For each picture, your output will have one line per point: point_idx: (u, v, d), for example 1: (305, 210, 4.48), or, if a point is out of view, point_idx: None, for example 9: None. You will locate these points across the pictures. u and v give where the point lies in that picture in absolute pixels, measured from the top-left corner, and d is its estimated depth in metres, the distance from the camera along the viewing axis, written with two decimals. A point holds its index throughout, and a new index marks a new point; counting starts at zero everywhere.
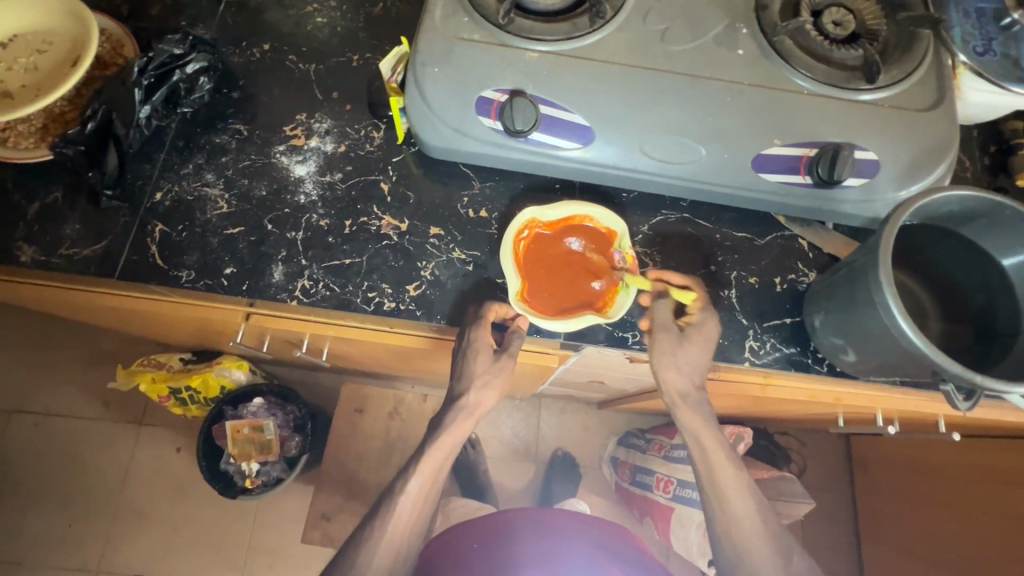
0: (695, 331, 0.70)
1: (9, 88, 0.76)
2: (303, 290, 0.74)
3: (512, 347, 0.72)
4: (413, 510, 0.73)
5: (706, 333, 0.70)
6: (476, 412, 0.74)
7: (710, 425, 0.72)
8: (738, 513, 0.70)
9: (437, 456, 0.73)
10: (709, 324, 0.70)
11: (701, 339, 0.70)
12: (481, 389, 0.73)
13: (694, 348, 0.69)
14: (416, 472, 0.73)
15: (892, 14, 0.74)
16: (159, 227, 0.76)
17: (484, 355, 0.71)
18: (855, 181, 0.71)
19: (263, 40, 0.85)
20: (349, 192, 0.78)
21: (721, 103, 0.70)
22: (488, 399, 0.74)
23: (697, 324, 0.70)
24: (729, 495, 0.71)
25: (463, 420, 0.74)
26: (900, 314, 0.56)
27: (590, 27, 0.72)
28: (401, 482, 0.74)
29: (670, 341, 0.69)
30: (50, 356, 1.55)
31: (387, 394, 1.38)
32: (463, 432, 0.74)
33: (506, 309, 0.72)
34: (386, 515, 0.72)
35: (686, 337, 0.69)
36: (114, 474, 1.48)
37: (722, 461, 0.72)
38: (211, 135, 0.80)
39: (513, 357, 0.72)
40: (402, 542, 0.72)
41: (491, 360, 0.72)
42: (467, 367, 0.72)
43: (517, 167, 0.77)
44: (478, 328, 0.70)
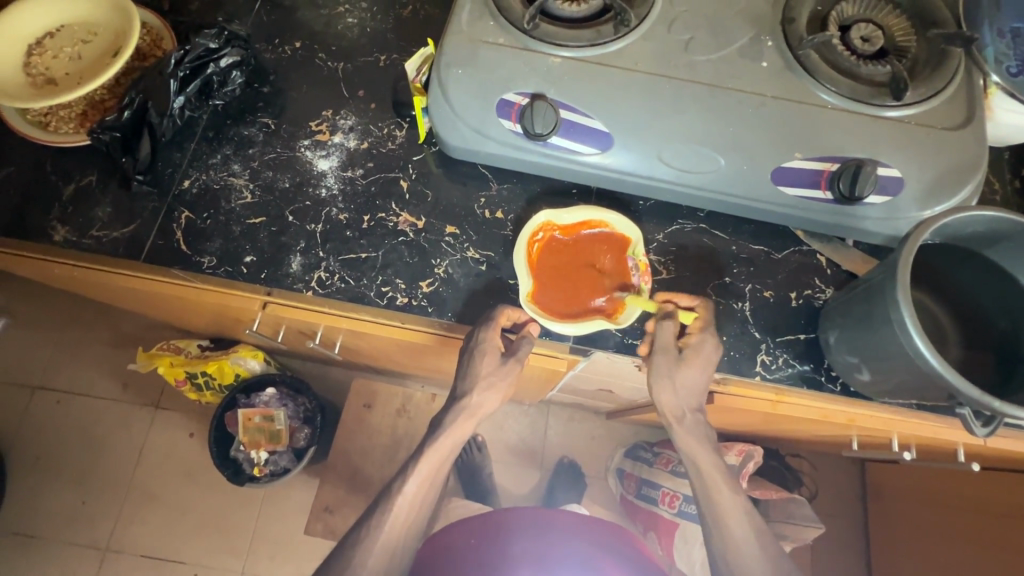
0: (694, 354, 0.68)
1: (54, 75, 0.79)
2: (319, 281, 0.76)
3: (519, 352, 0.72)
4: (410, 509, 0.73)
5: (706, 356, 0.68)
6: (478, 413, 0.75)
7: (710, 449, 0.70)
8: (737, 540, 0.68)
9: (438, 454, 0.74)
10: (709, 347, 0.68)
11: (699, 361, 0.68)
12: (484, 390, 0.73)
13: (694, 371, 0.68)
14: (416, 469, 0.74)
15: (923, 31, 0.73)
16: (185, 214, 0.78)
17: (491, 357, 0.71)
18: (878, 199, 0.70)
19: (294, 38, 0.88)
20: (369, 187, 0.80)
21: (744, 115, 0.70)
22: (490, 401, 0.75)
23: (696, 346, 0.68)
24: (728, 521, 0.69)
25: (464, 420, 0.75)
26: (917, 333, 0.55)
27: (615, 34, 0.72)
28: (400, 480, 0.74)
29: (666, 364, 0.68)
30: (75, 336, 1.60)
31: (396, 391, 1.39)
32: (464, 431, 0.75)
33: (519, 313, 0.72)
34: (382, 512, 0.73)
35: (686, 360, 0.68)
36: (128, 454, 1.52)
37: (723, 487, 0.70)
38: (240, 127, 0.83)
39: (520, 362, 0.72)
40: (397, 537, 0.72)
41: (498, 362, 0.72)
42: (474, 367, 0.72)
43: (535, 170, 0.78)
44: (488, 328, 0.71)
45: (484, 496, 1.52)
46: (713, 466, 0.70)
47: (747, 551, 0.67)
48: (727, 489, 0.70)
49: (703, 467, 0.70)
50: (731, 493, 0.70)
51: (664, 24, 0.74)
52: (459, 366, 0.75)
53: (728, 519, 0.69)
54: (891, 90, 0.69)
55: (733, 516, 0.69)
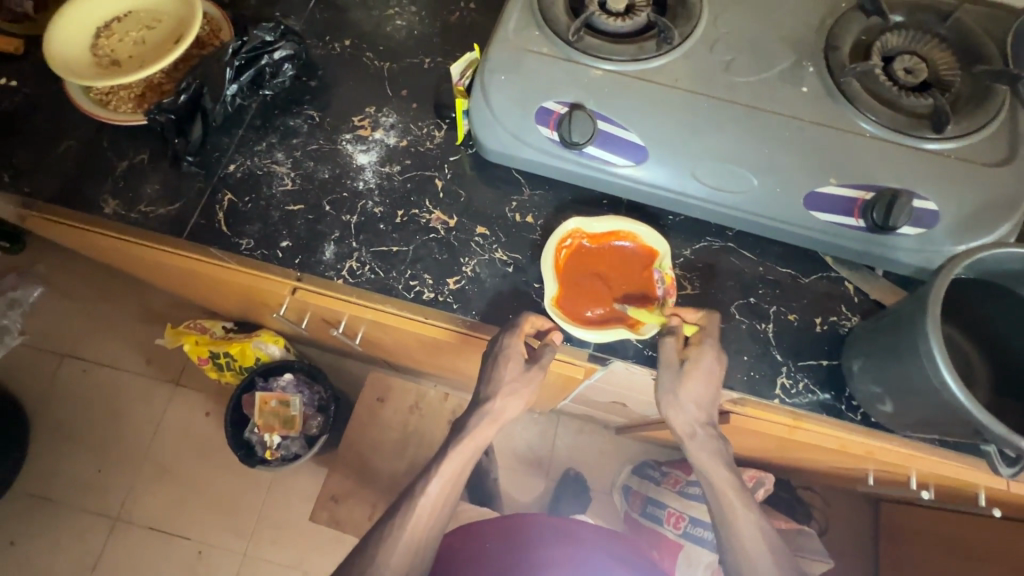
0: (694, 367, 0.68)
1: (118, 57, 0.83)
2: (350, 270, 0.78)
3: (541, 360, 0.73)
4: (433, 509, 0.75)
5: (705, 369, 0.68)
6: (500, 417, 0.75)
7: (723, 465, 0.69)
8: (752, 557, 0.67)
9: (460, 457, 0.75)
10: (707, 360, 0.68)
11: (699, 374, 0.68)
12: (507, 397, 0.73)
13: (697, 383, 0.68)
14: (439, 470, 0.75)
15: (969, 66, 0.73)
16: (228, 196, 0.82)
17: (514, 362, 0.72)
18: (912, 230, 0.69)
19: (344, 36, 0.91)
20: (405, 184, 0.82)
21: (780, 137, 0.70)
22: (513, 407, 0.75)
23: (694, 358, 0.68)
24: (743, 538, 0.68)
25: (486, 424, 0.75)
26: (945, 366, 0.54)
27: (657, 51, 0.74)
28: (423, 479, 0.76)
29: (669, 378, 0.68)
30: (106, 308, 1.66)
31: (410, 387, 1.41)
32: (487, 435, 0.76)
33: (541, 320, 0.73)
34: (405, 512, 0.74)
35: (686, 372, 0.68)
36: (146, 427, 1.56)
37: (735, 503, 0.69)
38: (286, 118, 0.86)
39: (543, 369, 0.73)
40: (420, 538, 0.74)
41: (521, 369, 0.73)
42: (498, 372, 0.73)
43: (568, 178, 0.79)
44: (512, 335, 0.72)
45: (488, 500, 1.52)
46: (727, 481, 0.70)
47: (764, 569, 0.67)
48: (742, 507, 0.69)
49: (716, 483, 0.70)
50: (743, 508, 0.69)
51: (706, 44, 0.75)
52: (481, 371, 0.75)
53: (742, 535, 0.68)
54: (932, 123, 0.69)
55: (750, 535, 0.68)
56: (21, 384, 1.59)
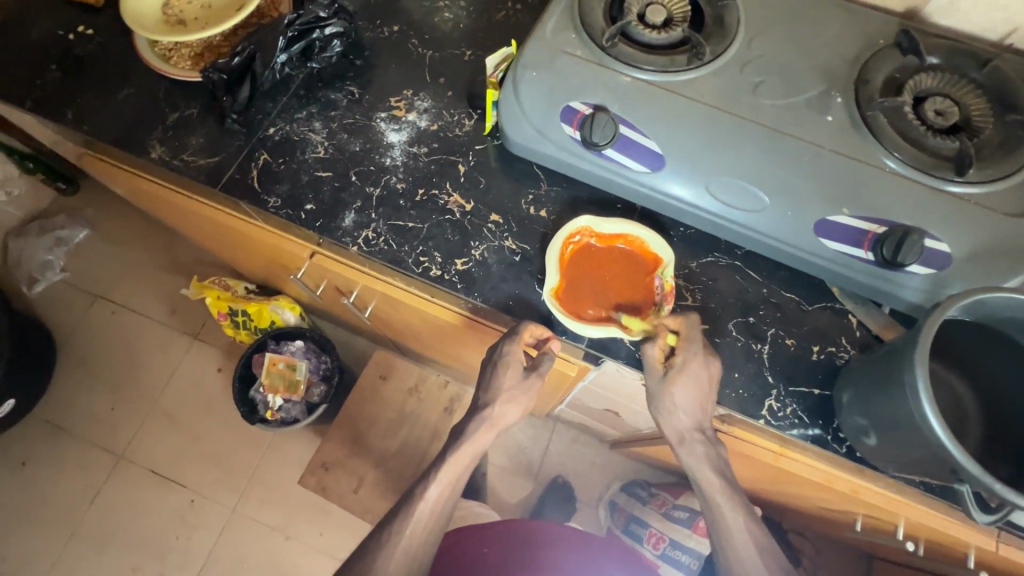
0: (678, 374, 0.67)
1: (184, 17, 0.90)
2: (366, 239, 0.81)
3: (541, 368, 0.76)
4: (431, 513, 0.77)
5: (692, 373, 0.67)
6: (499, 424, 0.78)
7: (715, 473, 0.69)
8: (742, 561, 0.67)
9: (460, 462, 0.78)
10: (694, 366, 0.67)
11: (686, 379, 0.67)
12: (506, 403, 0.77)
13: (686, 389, 0.68)
14: (438, 476, 0.78)
15: (1002, 115, 0.72)
16: (264, 156, 0.86)
17: (514, 370, 0.75)
18: (920, 269, 0.69)
19: (394, 22, 0.96)
20: (429, 165, 0.85)
21: (799, 162, 0.71)
22: (511, 414, 0.78)
23: (678, 364, 0.67)
24: (734, 540, 0.68)
25: (485, 429, 0.78)
26: (928, 400, 0.54)
27: (687, 65, 0.76)
28: (423, 484, 0.78)
29: (655, 383, 0.69)
30: (141, 256, 1.75)
31: (413, 370, 1.44)
32: (485, 441, 0.79)
33: (542, 329, 0.74)
34: (405, 518, 0.76)
35: (670, 378, 0.68)
36: (161, 374, 1.64)
37: (723, 504, 0.69)
38: (328, 91, 0.91)
39: (541, 377, 0.77)
40: (418, 545, 0.76)
41: (520, 377, 0.76)
42: (498, 379, 0.76)
43: (585, 178, 0.81)
44: (512, 342, 0.74)
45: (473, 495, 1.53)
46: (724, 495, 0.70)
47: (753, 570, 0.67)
48: (740, 526, 0.69)
49: (714, 503, 0.70)
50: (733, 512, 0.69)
51: (737, 64, 0.76)
52: (483, 377, 0.79)
53: (733, 539, 0.68)
54: (952, 165, 0.69)
55: (746, 551, 0.68)
56: (54, 316, 1.69)
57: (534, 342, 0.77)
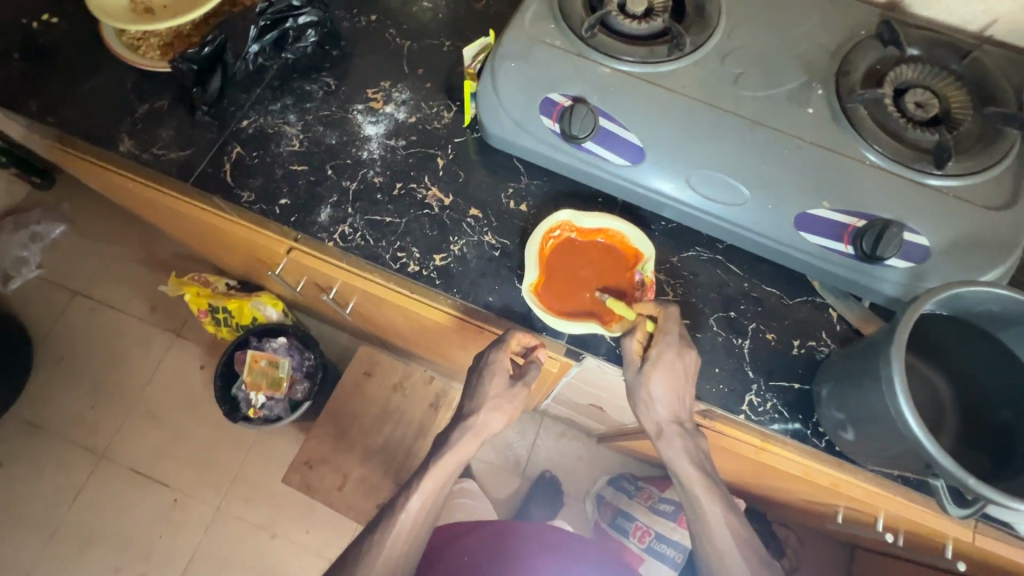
0: (654, 364, 0.66)
1: (152, 5, 0.86)
2: (342, 235, 0.80)
3: (527, 377, 0.74)
4: (412, 524, 0.76)
5: (665, 363, 0.66)
6: (482, 433, 0.76)
7: (696, 471, 0.68)
8: (721, 553, 0.68)
9: (443, 471, 0.77)
10: (668, 355, 0.66)
11: (661, 370, 0.66)
12: (491, 411, 0.75)
13: (661, 381, 0.66)
14: (420, 487, 0.77)
15: (982, 107, 0.72)
16: (237, 149, 0.84)
17: (500, 376, 0.74)
18: (900, 263, 0.68)
19: (371, 11, 0.94)
20: (407, 159, 0.84)
21: (779, 155, 0.70)
22: (496, 422, 0.77)
23: (653, 355, 0.66)
24: (713, 531, 0.68)
25: (470, 439, 0.76)
26: (903, 395, 0.53)
27: (667, 56, 0.74)
28: (405, 495, 0.78)
29: (633, 376, 0.68)
30: (120, 252, 1.71)
31: (398, 366, 1.43)
32: (468, 451, 0.77)
33: (529, 336, 0.73)
34: (386, 529, 0.76)
35: (647, 371, 0.66)
36: (141, 371, 1.61)
37: (702, 497, 0.68)
38: (303, 82, 0.88)
39: (527, 386, 0.75)
40: (398, 556, 0.75)
41: (506, 383, 0.75)
42: (483, 386, 0.75)
43: (565, 171, 0.80)
44: (497, 348, 0.73)
45: None
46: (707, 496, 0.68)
47: (731, 561, 0.67)
48: (720, 524, 0.68)
49: (694, 497, 0.69)
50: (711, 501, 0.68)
51: (718, 55, 0.75)
52: (467, 385, 0.77)
53: (712, 531, 0.68)
54: (929, 159, 0.69)
55: (724, 543, 0.68)
56: (30, 314, 1.65)
57: (520, 350, 0.75)
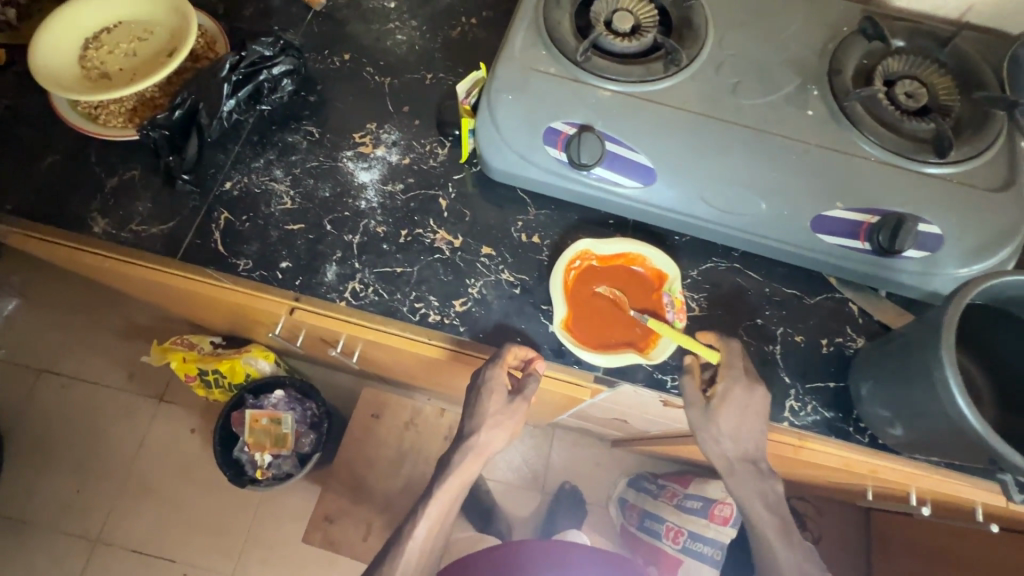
0: (721, 402, 0.67)
1: (108, 70, 0.80)
2: (353, 292, 0.76)
3: (526, 391, 0.72)
4: (421, 551, 0.75)
5: (734, 401, 0.67)
6: (485, 452, 0.75)
7: (763, 502, 0.68)
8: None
9: (447, 496, 0.75)
10: (736, 392, 0.67)
11: (731, 408, 0.67)
12: (491, 429, 0.74)
13: (729, 418, 0.67)
14: (425, 512, 0.75)
15: (968, 92, 0.74)
16: (225, 214, 0.79)
17: (498, 395, 0.72)
18: (916, 253, 0.70)
19: (344, 50, 0.90)
20: (408, 203, 0.80)
21: (789, 160, 0.71)
22: (498, 439, 0.75)
23: (721, 393, 0.67)
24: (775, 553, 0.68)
25: (471, 460, 0.75)
26: (958, 391, 0.55)
27: (664, 72, 0.74)
28: (411, 521, 0.76)
29: (697, 415, 0.68)
30: (86, 321, 1.60)
31: (406, 403, 1.39)
32: (472, 470, 0.76)
33: (525, 349, 0.71)
34: (392, 558, 0.74)
35: (715, 409, 0.67)
36: (128, 445, 1.51)
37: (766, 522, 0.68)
38: (283, 133, 0.83)
39: (527, 400, 0.73)
40: None
41: (505, 401, 0.73)
42: (482, 404, 0.73)
43: (574, 198, 0.79)
44: (494, 366, 0.71)
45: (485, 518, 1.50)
46: (766, 517, 0.68)
47: None
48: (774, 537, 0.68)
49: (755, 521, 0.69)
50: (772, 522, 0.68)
51: (713, 66, 0.75)
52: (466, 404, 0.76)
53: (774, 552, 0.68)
54: (929, 148, 0.70)
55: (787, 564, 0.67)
56: None
57: (517, 363, 0.73)
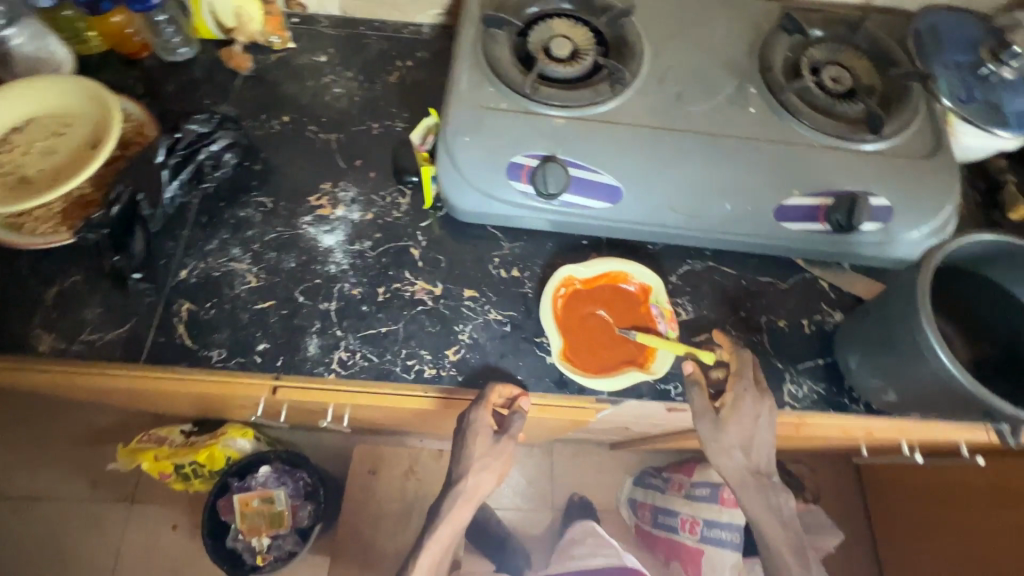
0: (729, 413, 0.69)
1: (27, 173, 0.74)
2: (340, 362, 0.72)
3: (511, 430, 0.72)
4: None
5: (743, 412, 0.69)
6: (474, 497, 0.75)
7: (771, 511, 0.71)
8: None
9: (438, 545, 0.74)
10: (745, 402, 0.69)
11: (740, 417, 0.69)
12: (478, 472, 0.74)
13: (737, 429, 0.70)
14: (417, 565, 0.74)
15: (884, 70, 0.80)
16: (186, 305, 0.74)
17: (483, 436, 0.72)
18: (872, 226, 0.74)
19: (282, 112, 0.87)
20: (380, 259, 0.78)
21: (743, 158, 0.74)
22: (486, 482, 0.75)
23: (730, 403, 0.69)
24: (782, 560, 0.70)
25: (462, 504, 0.74)
26: (939, 346, 0.59)
27: (611, 92, 0.75)
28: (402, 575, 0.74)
29: (706, 427, 0.70)
30: (33, 434, 1.46)
31: (402, 452, 1.35)
32: (464, 515, 0.75)
33: (508, 388, 0.70)
34: None
35: (724, 419, 0.70)
36: (103, 559, 1.38)
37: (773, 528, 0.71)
38: (234, 209, 0.79)
39: (513, 438, 0.73)
40: None
41: (491, 441, 0.73)
42: (467, 446, 0.73)
43: (546, 227, 0.79)
44: (477, 408, 0.71)
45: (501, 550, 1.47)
46: (776, 529, 0.71)
47: None
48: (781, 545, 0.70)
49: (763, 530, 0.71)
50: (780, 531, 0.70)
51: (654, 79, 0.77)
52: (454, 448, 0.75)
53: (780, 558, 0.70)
54: (868, 125, 0.75)
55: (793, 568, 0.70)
56: None
57: (502, 402, 0.73)
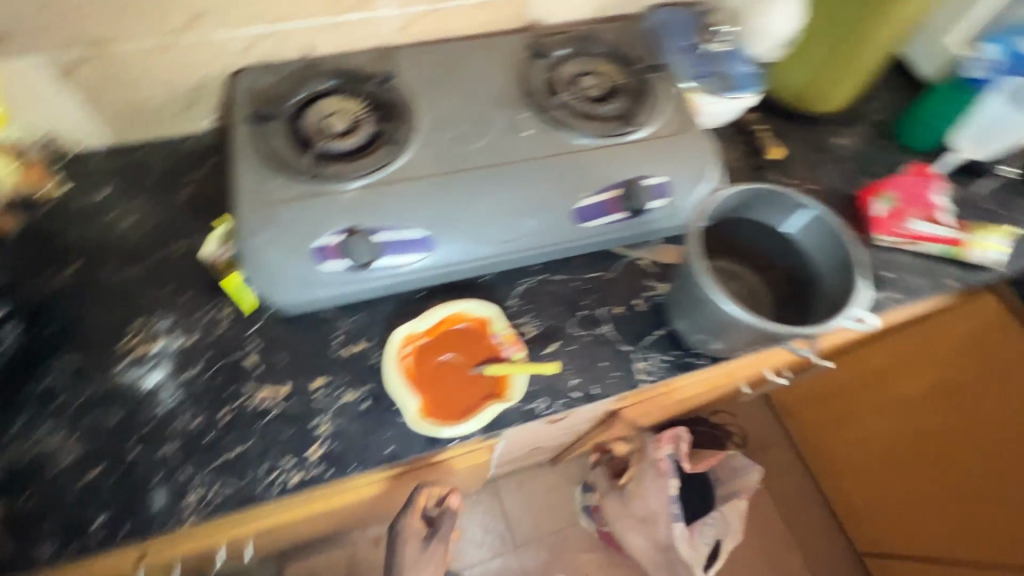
0: None
1: None
2: (195, 505, 0.67)
3: (441, 529, 0.95)
4: None
5: None
6: None
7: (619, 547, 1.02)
8: None
9: None
10: None
11: None
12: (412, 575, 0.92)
13: None
14: None
15: (629, 68, 0.91)
16: (1, 506, 0.66)
17: (414, 538, 0.93)
18: (659, 203, 0.83)
19: (69, 261, 0.81)
20: (214, 380, 0.74)
21: (530, 177, 0.80)
22: None
23: None
24: None
25: None
26: (721, 293, 0.68)
27: (392, 154, 0.78)
28: None
29: None
30: None
31: (336, 555, 1.25)
32: None
33: (435, 492, 0.92)
34: None
35: None
36: None
37: None
38: (35, 382, 0.72)
39: (440, 537, 0.95)
40: None
41: (421, 543, 0.94)
42: (403, 549, 0.92)
43: (378, 292, 0.79)
44: (409, 515, 0.91)
45: None
46: None
47: None
48: None
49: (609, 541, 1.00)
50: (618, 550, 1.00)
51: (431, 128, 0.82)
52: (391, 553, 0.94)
53: None
54: (625, 121, 0.85)
55: None
56: None
57: (434, 503, 0.94)
